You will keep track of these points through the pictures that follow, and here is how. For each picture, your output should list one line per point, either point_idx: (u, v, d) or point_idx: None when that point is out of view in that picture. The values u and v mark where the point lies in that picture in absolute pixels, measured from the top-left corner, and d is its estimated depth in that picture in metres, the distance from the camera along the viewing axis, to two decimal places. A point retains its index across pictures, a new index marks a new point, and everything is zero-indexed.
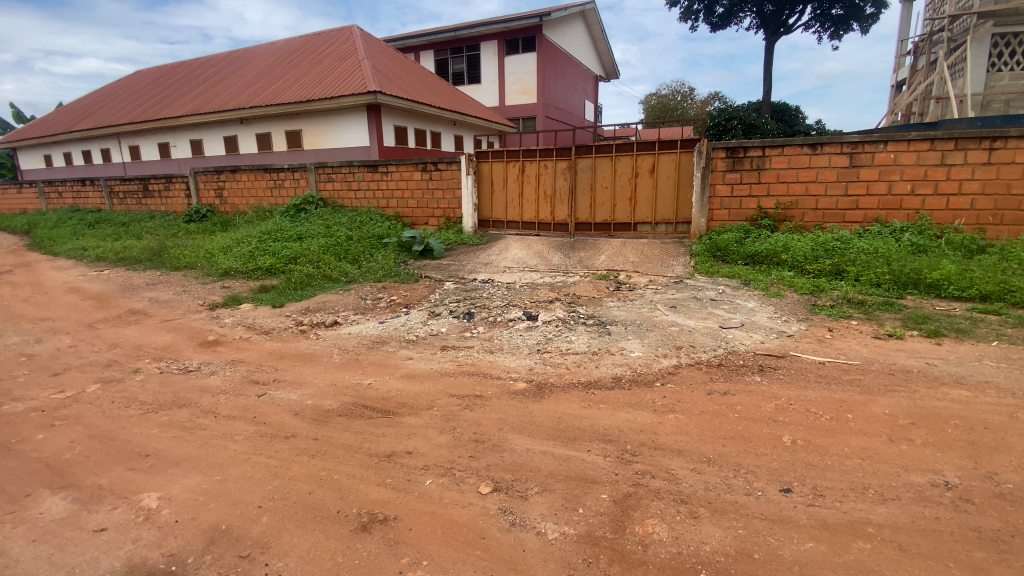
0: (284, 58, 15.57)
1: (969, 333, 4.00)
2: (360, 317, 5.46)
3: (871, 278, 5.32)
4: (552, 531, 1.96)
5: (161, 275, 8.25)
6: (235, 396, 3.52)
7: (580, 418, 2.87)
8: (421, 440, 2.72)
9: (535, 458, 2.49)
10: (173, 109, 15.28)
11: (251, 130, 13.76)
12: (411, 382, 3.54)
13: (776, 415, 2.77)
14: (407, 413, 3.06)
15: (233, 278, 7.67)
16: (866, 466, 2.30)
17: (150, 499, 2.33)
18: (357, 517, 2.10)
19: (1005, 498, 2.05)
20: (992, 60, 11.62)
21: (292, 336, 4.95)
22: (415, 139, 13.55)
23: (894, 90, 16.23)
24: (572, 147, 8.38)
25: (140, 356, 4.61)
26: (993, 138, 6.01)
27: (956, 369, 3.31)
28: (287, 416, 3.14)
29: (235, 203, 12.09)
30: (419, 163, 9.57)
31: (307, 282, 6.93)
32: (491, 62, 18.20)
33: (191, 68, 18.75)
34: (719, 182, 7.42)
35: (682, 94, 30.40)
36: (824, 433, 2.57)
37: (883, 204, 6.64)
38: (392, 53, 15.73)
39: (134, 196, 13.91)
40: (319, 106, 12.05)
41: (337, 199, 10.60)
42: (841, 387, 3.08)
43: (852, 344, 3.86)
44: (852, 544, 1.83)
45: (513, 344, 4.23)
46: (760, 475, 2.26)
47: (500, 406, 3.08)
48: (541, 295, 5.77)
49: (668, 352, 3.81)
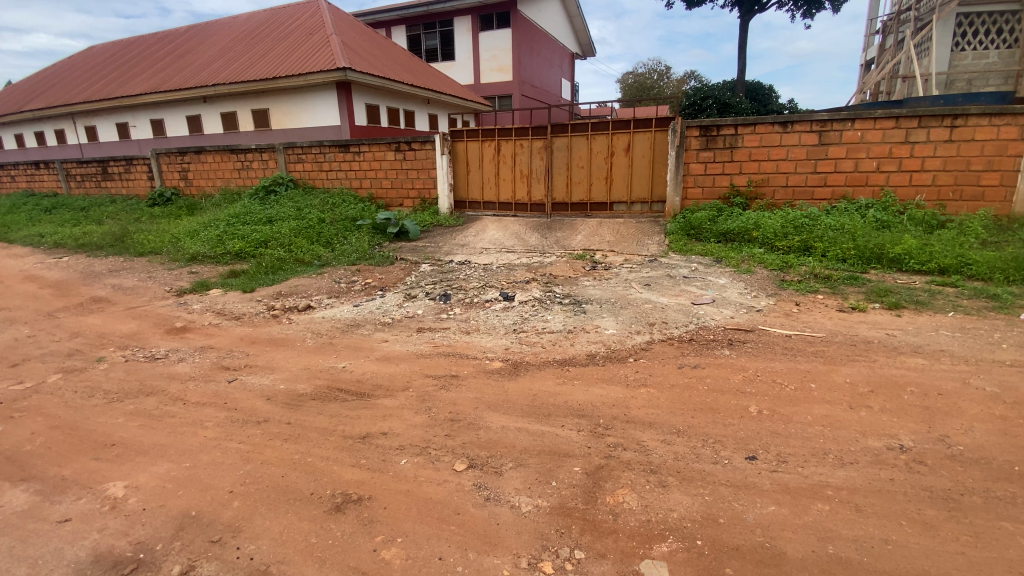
0: (248, 33, 14.89)
1: (928, 305, 4.17)
2: (334, 301, 5.38)
3: (837, 254, 5.49)
4: (526, 504, 2.00)
5: (124, 260, 7.98)
6: (204, 382, 3.47)
7: (554, 395, 2.90)
8: (396, 421, 2.71)
9: (510, 434, 2.51)
10: (131, 88, 14.54)
11: (215, 110, 13.21)
12: (386, 364, 3.52)
13: (743, 386, 2.85)
14: (381, 395, 3.05)
15: (201, 263, 7.46)
16: (826, 432, 2.39)
17: (115, 488, 2.29)
18: (330, 498, 2.09)
19: (956, 460, 2.16)
20: (957, 39, 11.75)
21: (263, 321, 4.87)
22: (388, 118, 13.22)
23: (862, 68, 16.52)
24: (548, 126, 8.31)
25: (104, 345, 4.48)
26: (954, 116, 6.23)
27: (914, 338, 3.45)
28: (259, 401, 3.10)
29: (201, 185, 11.69)
30: (391, 142, 9.35)
31: (279, 266, 6.78)
32: (465, 38, 17.77)
33: (149, 42, 17.80)
34: (693, 161, 7.47)
35: (659, 73, 30.51)
36: (788, 403, 2.66)
37: (851, 181, 6.80)
38: (361, 28, 15.18)
39: (94, 178, 13.33)
40: (286, 83, 11.62)
41: (308, 180, 10.33)
42: (806, 358, 3.18)
43: (817, 317, 3.99)
44: (813, 506, 1.90)
45: (490, 325, 4.24)
46: (727, 445, 2.34)
47: (475, 385, 3.09)
48: (518, 276, 5.78)
49: (641, 329, 3.87)
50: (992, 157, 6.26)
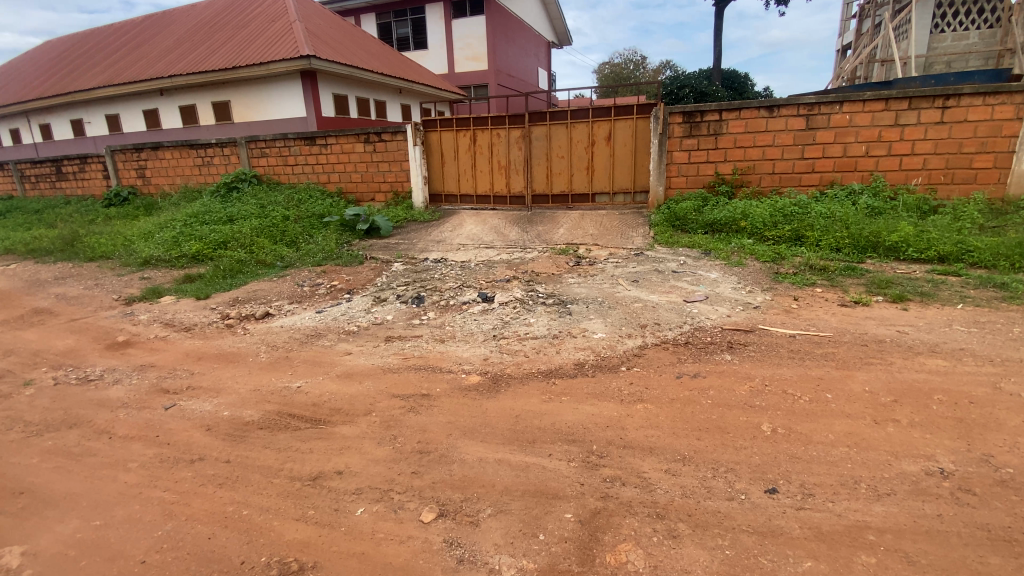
0: (207, 21, 14.04)
1: (934, 296, 3.92)
2: (296, 307, 4.91)
3: (831, 243, 5.24)
4: (507, 568, 1.63)
5: (72, 266, 7.34)
6: (137, 410, 2.99)
7: (539, 416, 2.53)
8: (356, 455, 2.32)
9: (489, 469, 2.14)
10: (83, 82, 13.64)
11: (173, 103, 12.43)
12: (349, 383, 3.10)
13: (752, 400, 2.52)
14: (341, 421, 2.65)
15: (154, 267, 6.88)
16: (853, 455, 2.08)
17: (4, 558, 1.84)
18: (266, 568, 1.69)
19: (1008, 486, 1.88)
20: (936, 21, 11.60)
21: (216, 332, 4.38)
22: (358, 109, 12.62)
23: (838, 54, 16.50)
24: (526, 114, 7.89)
25: (35, 365, 3.96)
26: (946, 96, 6.01)
27: (928, 336, 3.18)
28: (197, 433, 2.66)
29: (160, 182, 10.97)
30: (360, 133, 8.83)
31: (239, 269, 6.27)
32: (438, 26, 17.18)
33: (102, 34, 16.75)
34: (676, 149, 7.14)
35: (634, 63, 30.24)
36: (805, 418, 2.34)
37: (839, 166, 6.56)
38: (327, 15, 14.46)
39: (46, 178, 12.47)
40: (246, 72, 10.93)
41: (273, 175, 9.75)
42: (816, 362, 2.87)
43: (820, 314, 3.69)
44: (856, 559, 1.58)
45: (466, 331, 3.85)
46: (741, 475, 2.00)
47: (448, 406, 2.70)
48: (497, 274, 5.39)
49: (632, 332, 3.52)
50: (985, 138, 6.08)
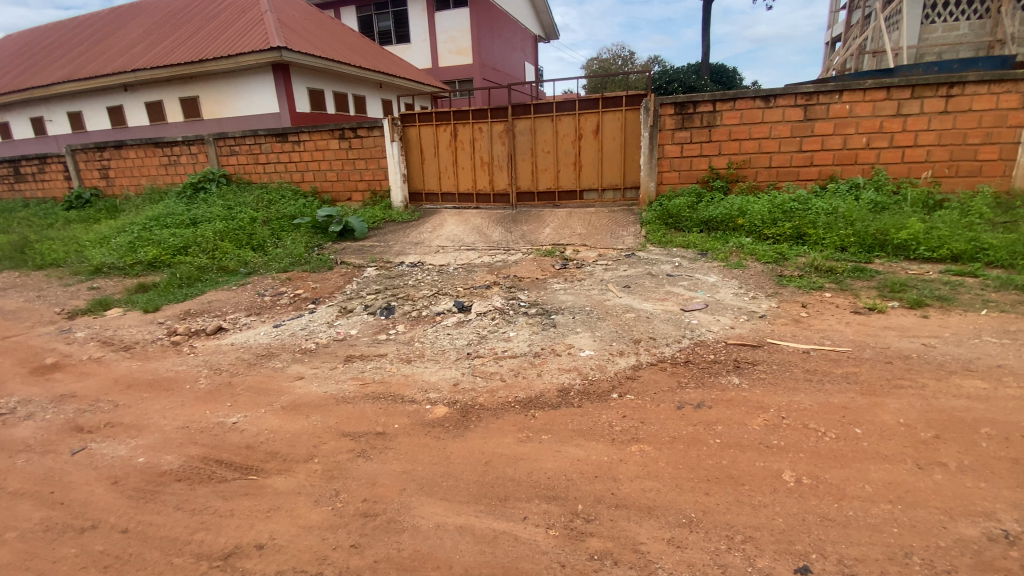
0: (175, 13, 13.35)
1: (954, 301, 3.54)
2: (253, 320, 4.43)
3: (835, 242, 4.87)
4: None
5: (18, 276, 6.77)
6: (38, 456, 2.52)
7: (515, 463, 2.09)
8: (285, 520, 1.87)
9: (449, 541, 1.70)
10: (43, 78, 12.91)
11: (139, 99, 11.77)
12: (294, 417, 2.64)
13: (768, 438, 2.11)
14: (275, 470, 2.19)
15: (106, 276, 6.34)
16: (899, 514, 1.68)
17: None
18: None
19: None
20: (927, 11, 11.22)
21: (158, 352, 3.89)
22: (336, 104, 12.06)
23: (828, 46, 16.18)
24: (508, 107, 7.44)
25: None
26: (950, 84, 5.67)
27: (958, 351, 2.79)
28: (101, 487, 2.20)
29: (124, 183, 10.34)
30: (334, 129, 8.32)
31: (197, 277, 5.76)
32: (420, 18, 16.62)
33: (65, 27, 15.93)
34: (668, 142, 6.73)
35: (623, 57, 29.84)
36: (833, 463, 1.93)
37: (839, 159, 6.19)
38: (303, 7, 13.85)
39: (4, 180, 11.77)
40: (214, 66, 10.35)
41: (244, 175, 9.21)
42: (838, 386, 2.47)
43: (832, 324, 3.29)
44: None
45: (437, 349, 3.40)
46: (763, 547, 1.58)
47: (407, 449, 2.26)
48: (476, 280, 4.94)
49: (623, 349, 3.09)
50: (990, 129, 5.75)
